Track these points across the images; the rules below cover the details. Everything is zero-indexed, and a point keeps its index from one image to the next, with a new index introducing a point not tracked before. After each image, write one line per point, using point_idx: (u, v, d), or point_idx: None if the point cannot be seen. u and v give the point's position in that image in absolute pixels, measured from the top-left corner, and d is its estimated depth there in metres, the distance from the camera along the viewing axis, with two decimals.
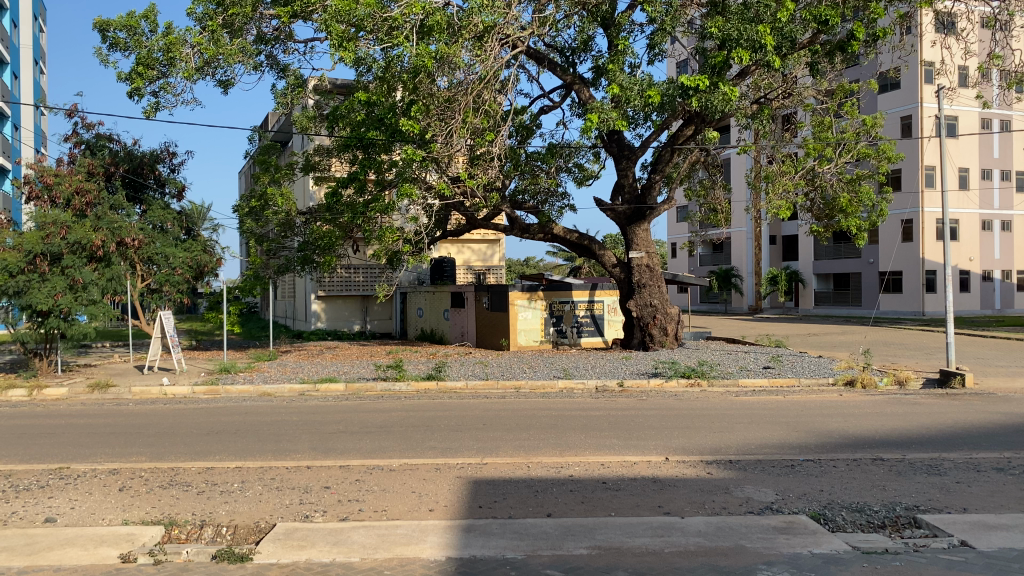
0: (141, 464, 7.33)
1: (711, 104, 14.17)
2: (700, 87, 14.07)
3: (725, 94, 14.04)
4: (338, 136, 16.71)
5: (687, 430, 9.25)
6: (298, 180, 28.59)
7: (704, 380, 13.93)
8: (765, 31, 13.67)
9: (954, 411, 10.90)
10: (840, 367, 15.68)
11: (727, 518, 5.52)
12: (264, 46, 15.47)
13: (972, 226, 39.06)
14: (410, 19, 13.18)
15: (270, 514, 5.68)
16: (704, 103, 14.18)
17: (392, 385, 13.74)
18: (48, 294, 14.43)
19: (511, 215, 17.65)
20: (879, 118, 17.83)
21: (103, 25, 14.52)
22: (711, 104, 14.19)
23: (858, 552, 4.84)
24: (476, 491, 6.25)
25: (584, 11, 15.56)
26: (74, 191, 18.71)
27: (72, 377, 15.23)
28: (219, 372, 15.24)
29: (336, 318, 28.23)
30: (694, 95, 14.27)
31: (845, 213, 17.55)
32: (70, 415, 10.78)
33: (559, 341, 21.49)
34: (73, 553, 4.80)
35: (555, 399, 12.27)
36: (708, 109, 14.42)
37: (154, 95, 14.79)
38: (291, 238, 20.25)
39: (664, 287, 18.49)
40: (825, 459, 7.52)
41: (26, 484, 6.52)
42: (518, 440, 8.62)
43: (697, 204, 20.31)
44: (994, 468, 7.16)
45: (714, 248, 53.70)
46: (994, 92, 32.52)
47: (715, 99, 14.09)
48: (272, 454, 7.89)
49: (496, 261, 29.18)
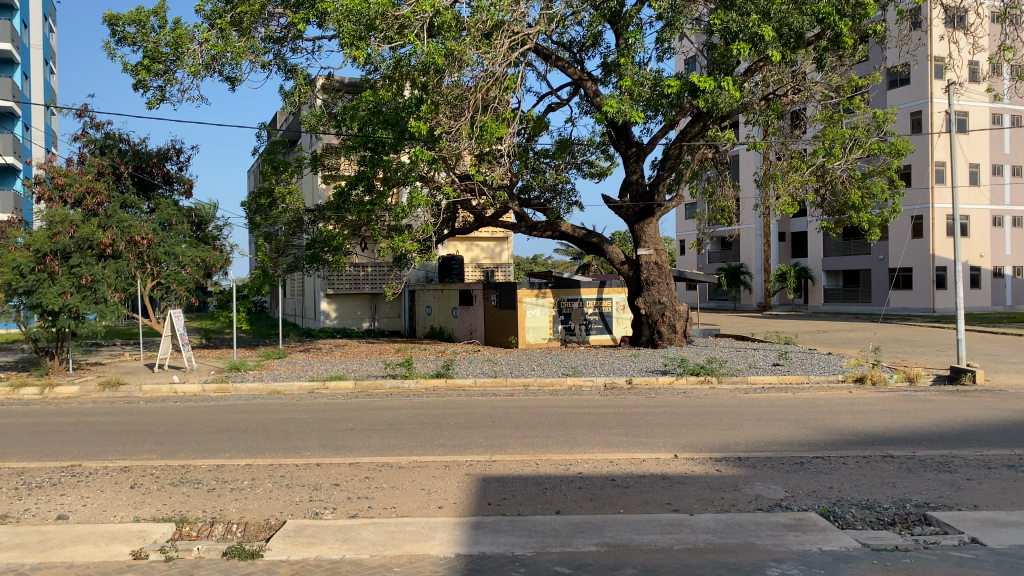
0: (153, 461, 7.38)
1: (719, 103, 14.12)
2: (706, 87, 13.96)
3: (730, 93, 14.01)
4: (345, 135, 16.71)
5: (697, 427, 9.25)
6: (307, 177, 28.82)
7: (713, 377, 13.89)
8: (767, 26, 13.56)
9: (965, 407, 10.86)
10: (850, 363, 15.61)
11: (737, 514, 5.52)
12: (275, 44, 15.50)
13: (982, 222, 38.86)
14: (419, 17, 13.22)
15: (281, 510, 5.73)
16: (710, 103, 14.18)
17: (401, 382, 13.80)
18: (57, 293, 14.52)
19: (519, 211, 17.69)
20: (891, 112, 17.80)
21: (111, 19, 14.59)
22: (717, 104, 14.15)
23: (868, 549, 4.83)
24: (485, 488, 6.27)
25: (592, 8, 15.49)
26: (85, 191, 18.92)
27: (83, 377, 15.12)
28: (229, 371, 15.26)
29: (345, 316, 28.34)
30: (702, 95, 14.22)
31: (857, 209, 17.61)
32: (82, 412, 10.89)
33: (567, 339, 21.49)
34: (86, 549, 4.85)
35: (564, 396, 12.27)
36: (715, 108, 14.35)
37: (160, 88, 14.89)
38: (302, 235, 20.37)
39: (673, 285, 18.46)
40: (835, 456, 7.50)
41: (39, 481, 6.58)
42: (528, 437, 8.64)
43: (705, 201, 20.17)
44: (1005, 464, 7.13)
45: (722, 245, 53.56)
46: (1006, 87, 32.27)
47: (722, 99, 14.01)
48: (282, 451, 7.94)
49: (504, 258, 29.29)
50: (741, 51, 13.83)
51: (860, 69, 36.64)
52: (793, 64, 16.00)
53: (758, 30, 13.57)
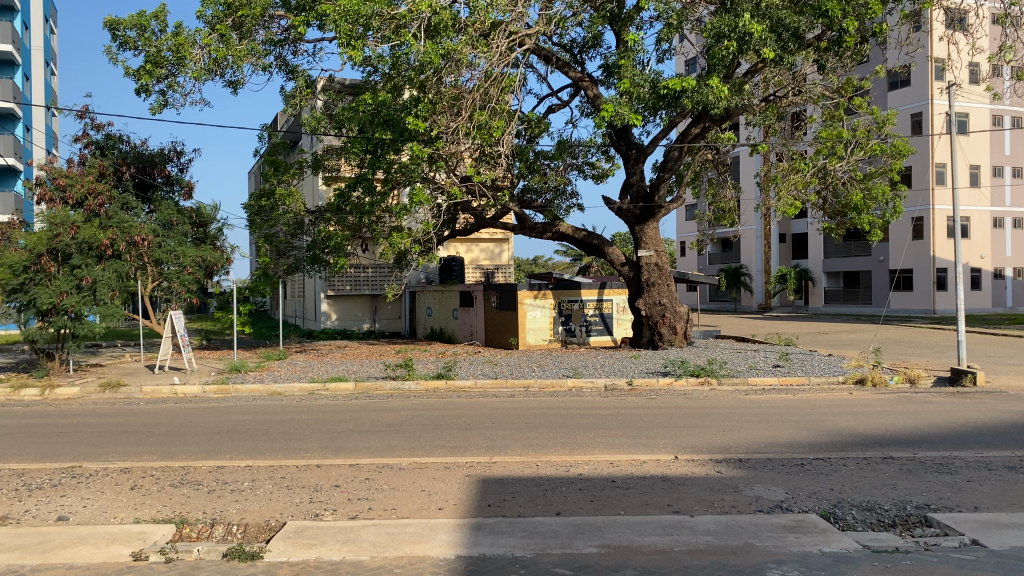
0: (153, 463, 7.38)
1: (709, 100, 14.08)
2: (693, 85, 13.95)
3: (717, 89, 14.00)
4: (346, 136, 16.73)
5: (697, 428, 9.25)
6: (308, 178, 28.88)
7: (713, 378, 13.89)
8: (755, 22, 13.58)
9: (965, 409, 10.83)
10: (851, 365, 15.58)
11: (738, 516, 5.51)
12: (275, 46, 15.54)
13: (982, 223, 38.84)
14: (416, 17, 13.22)
15: (281, 512, 5.72)
16: (699, 101, 14.16)
17: (402, 384, 13.77)
18: (53, 293, 14.47)
19: (520, 213, 17.71)
20: (892, 114, 17.74)
21: (112, 24, 14.61)
22: (706, 102, 14.14)
23: (868, 551, 4.83)
24: (485, 490, 6.27)
25: (592, 9, 15.45)
26: (86, 192, 19.02)
27: (83, 377, 15.23)
28: (230, 372, 15.27)
29: (346, 317, 28.33)
30: (693, 96, 14.27)
31: (858, 210, 17.54)
32: (82, 414, 10.90)
33: (568, 340, 21.47)
34: (85, 550, 4.85)
35: (565, 397, 12.27)
36: (704, 105, 14.33)
37: (162, 92, 14.91)
38: (302, 236, 20.36)
39: (674, 286, 18.42)
40: (835, 457, 7.50)
41: (39, 482, 6.59)
42: (527, 438, 8.63)
43: (707, 203, 20.15)
44: (1006, 466, 7.11)
45: (722, 246, 53.61)
46: (1005, 89, 32.30)
47: (711, 97, 13.99)
48: (282, 452, 7.94)
49: (505, 259, 29.29)
50: (730, 50, 13.84)
51: (860, 71, 36.75)
52: (793, 65, 15.99)
53: (749, 28, 13.57)
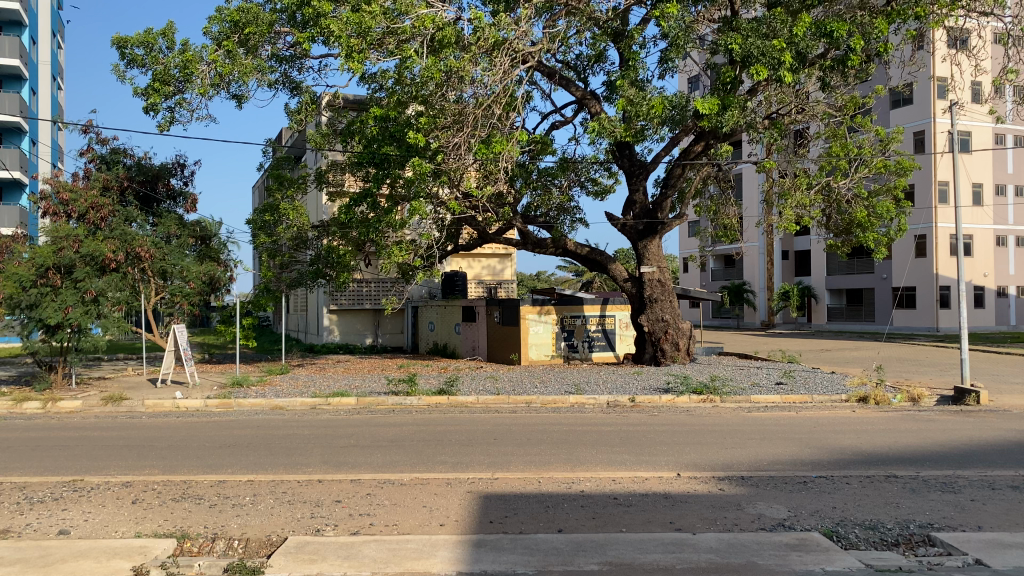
0: (155, 477, 7.38)
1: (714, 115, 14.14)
2: (709, 106, 14.15)
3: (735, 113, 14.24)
4: (352, 152, 16.87)
5: (700, 445, 9.22)
6: (312, 194, 29.16)
7: (716, 396, 13.85)
8: (778, 42, 13.71)
9: (969, 428, 10.79)
10: (853, 383, 15.51)
11: (739, 534, 5.50)
12: (281, 63, 15.70)
13: (986, 242, 38.82)
14: (420, 33, 13.35)
15: (282, 527, 5.72)
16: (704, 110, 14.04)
17: (403, 399, 13.74)
18: (58, 307, 14.49)
19: (523, 229, 17.80)
20: (896, 131, 17.72)
21: (121, 42, 14.76)
22: (722, 125, 14.43)
23: (871, 570, 4.81)
24: (486, 506, 6.25)
25: (596, 27, 15.63)
26: (89, 206, 19.17)
27: (86, 391, 15.25)
28: (232, 387, 15.25)
29: (347, 332, 28.35)
30: (703, 114, 14.57)
31: (863, 228, 17.52)
32: (84, 427, 10.92)
33: (570, 355, 21.49)
34: (86, 564, 4.83)
35: (566, 414, 12.24)
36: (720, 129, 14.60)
37: (170, 110, 15.04)
38: (305, 251, 20.39)
39: (676, 302, 18.43)
40: (838, 476, 7.46)
41: (41, 496, 6.59)
42: (529, 454, 8.61)
43: (709, 220, 20.12)
44: (1009, 486, 7.08)
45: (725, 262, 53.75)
46: (1007, 109, 32.45)
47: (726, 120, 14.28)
48: (284, 467, 7.94)
49: (507, 274, 29.35)
50: (759, 73, 13.85)
51: (861, 90, 37.16)
52: (796, 83, 16.04)
53: (778, 56, 13.75)
